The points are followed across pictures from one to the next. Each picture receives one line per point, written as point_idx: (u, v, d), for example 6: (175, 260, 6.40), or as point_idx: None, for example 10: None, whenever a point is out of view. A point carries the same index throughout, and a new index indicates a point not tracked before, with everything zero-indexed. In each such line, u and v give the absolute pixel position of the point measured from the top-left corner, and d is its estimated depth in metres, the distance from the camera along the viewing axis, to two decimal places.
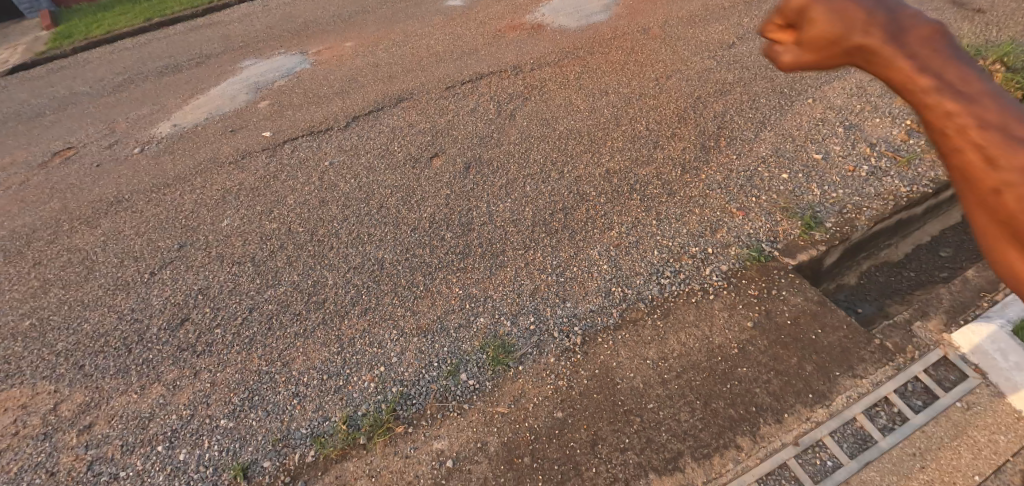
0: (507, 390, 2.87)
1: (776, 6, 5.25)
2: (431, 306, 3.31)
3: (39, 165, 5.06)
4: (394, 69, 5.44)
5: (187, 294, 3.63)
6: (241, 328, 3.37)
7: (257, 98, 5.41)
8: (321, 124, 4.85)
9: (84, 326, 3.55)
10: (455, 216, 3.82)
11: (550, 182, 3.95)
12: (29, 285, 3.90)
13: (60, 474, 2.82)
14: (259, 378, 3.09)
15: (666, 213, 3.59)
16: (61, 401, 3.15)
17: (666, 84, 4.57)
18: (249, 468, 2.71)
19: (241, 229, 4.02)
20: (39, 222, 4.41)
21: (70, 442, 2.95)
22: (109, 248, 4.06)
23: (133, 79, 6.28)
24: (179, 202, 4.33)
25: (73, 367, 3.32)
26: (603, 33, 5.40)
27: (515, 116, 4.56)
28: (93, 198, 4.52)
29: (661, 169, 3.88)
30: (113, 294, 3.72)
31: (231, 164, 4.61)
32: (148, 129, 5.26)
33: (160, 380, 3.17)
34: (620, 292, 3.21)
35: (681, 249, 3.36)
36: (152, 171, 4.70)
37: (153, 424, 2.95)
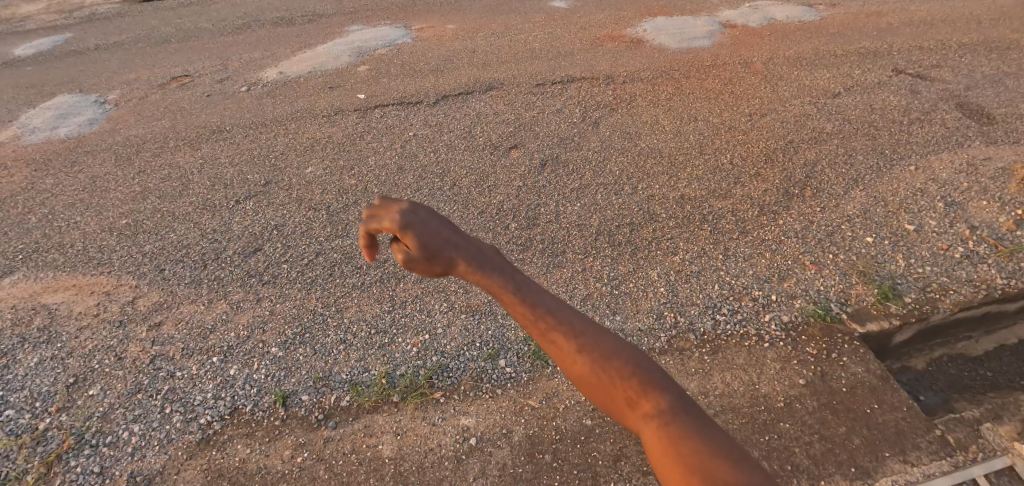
0: (541, 386, 2.88)
1: (892, 64, 5.02)
2: (483, 289, 3.38)
3: (159, 84, 5.52)
4: (490, 57, 5.58)
5: (264, 228, 3.86)
6: (306, 269, 3.55)
7: (359, 61, 5.67)
8: (413, 96, 5.04)
9: (170, 235, 3.84)
10: (523, 209, 3.88)
11: (622, 195, 3.94)
12: (131, 189, 4.26)
13: (126, 360, 3.07)
14: (313, 317, 3.26)
15: (734, 251, 3.51)
16: (138, 297, 3.43)
17: (759, 122, 4.47)
18: (289, 398, 2.86)
19: (322, 178, 4.23)
20: (149, 135, 4.81)
21: (139, 334, 3.21)
22: (205, 171, 4.37)
23: (252, 24, 6.73)
24: (272, 142, 4.61)
25: (155, 269, 3.61)
26: (703, 60, 5.33)
27: (600, 125, 4.58)
28: (199, 124, 4.88)
29: (738, 206, 3.80)
30: (200, 213, 4.01)
31: (324, 118, 4.86)
32: (257, 71, 5.62)
33: (226, 298, 3.40)
34: (672, 319, 3.16)
35: (743, 290, 3.28)
36: (254, 110, 5.02)
37: (213, 336, 3.17)
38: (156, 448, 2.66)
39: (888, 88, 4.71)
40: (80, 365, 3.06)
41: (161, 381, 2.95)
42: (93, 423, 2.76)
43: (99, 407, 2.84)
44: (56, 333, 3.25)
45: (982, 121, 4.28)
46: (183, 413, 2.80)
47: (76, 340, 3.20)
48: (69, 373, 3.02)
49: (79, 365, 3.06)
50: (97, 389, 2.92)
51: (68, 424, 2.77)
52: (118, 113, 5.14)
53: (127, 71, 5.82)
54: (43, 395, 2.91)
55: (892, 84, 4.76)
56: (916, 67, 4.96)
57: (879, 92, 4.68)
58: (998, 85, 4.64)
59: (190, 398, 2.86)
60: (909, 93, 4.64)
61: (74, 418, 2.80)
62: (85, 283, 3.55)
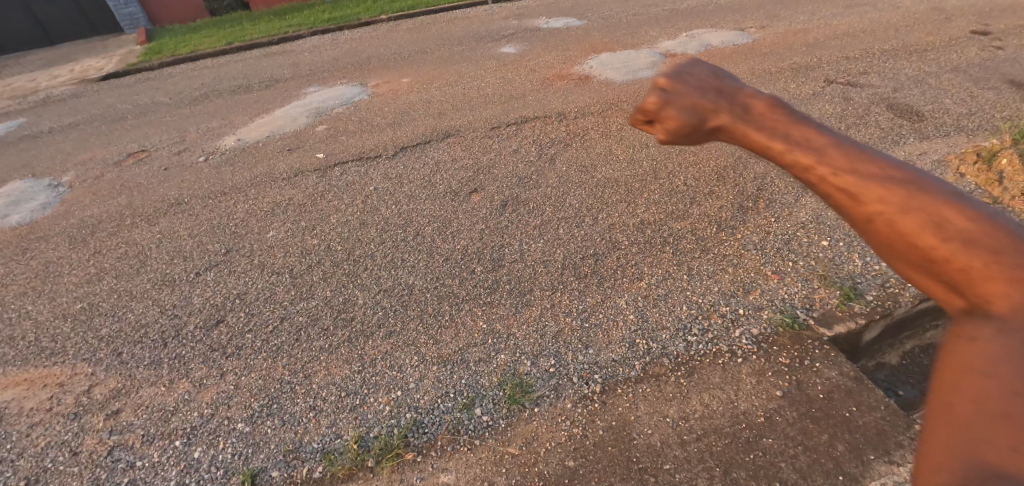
0: (520, 431, 2.82)
1: (825, 75, 5.27)
2: (453, 336, 3.34)
3: (113, 163, 5.48)
4: (444, 106, 5.69)
5: (226, 298, 3.78)
6: (271, 336, 3.47)
7: (315, 122, 5.73)
8: (370, 150, 5.09)
9: (127, 316, 3.73)
10: (487, 251, 3.89)
11: (584, 226, 3.98)
12: (86, 272, 4.16)
13: (82, 455, 2.92)
14: (279, 387, 3.16)
15: (698, 269, 3.54)
16: (95, 385, 3.30)
17: (708, 143, 4.60)
18: (257, 475, 2.74)
19: (284, 241, 4.20)
20: (104, 214, 4.73)
21: (96, 425, 3.07)
22: (163, 246, 4.29)
23: (207, 95, 6.78)
24: (231, 210, 4.58)
25: (112, 353, 3.48)
26: (649, 89, 5.52)
27: (555, 160, 4.66)
28: (155, 198, 4.83)
29: (697, 225, 3.86)
30: (158, 289, 3.91)
31: (283, 180, 4.86)
32: (214, 140, 5.62)
33: (188, 376, 3.28)
34: (645, 345, 3.13)
35: (711, 307, 3.28)
36: (212, 179, 5.00)
37: (175, 418, 3.05)
38: None
39: (824, 98, 4.93)
40: (31, 465, 2.91)
41: (120, 474, 2.81)
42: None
43: None
44: (7, 433, 3.09)
45: (914, 118, 4.48)
46: None
47: (28, 438, 3.05)
48: (20, 476, 2.87)
49: (31, 466, 2.90)
50: None
51: None
52: (72, 196, 5.06)
53: (80, 153, 5.77)
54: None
55: (827, 93, 4.98)
56: (847, 75, 5.21)
57: (817, 102, 4.89)
58: (923, 84, 4.89)
59: None
60: (843, 100, 4.85)
61: None
62: (36, 376, 3.40)
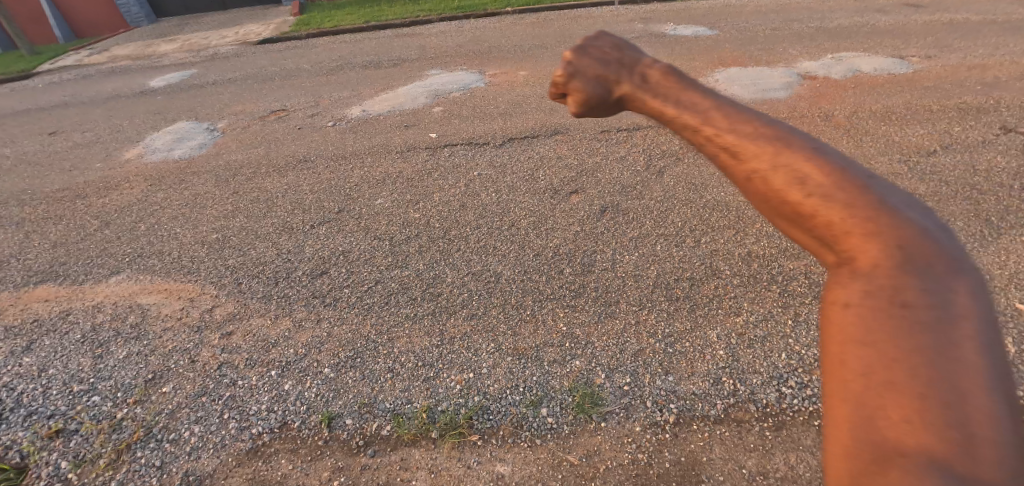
0: (582, 441, 2.76)
1: (998, 121, 4.62)
2: (532, 332, 3.34)
3: (259, 117, 6.07)
4: (558, 102, 5.70)
5: (332, 252, 4.06)
6: (364, 295, 3.69)
7: (434, 103, 5.97)
8: (481, 137, 5.22)
9: (251, 252, 4.13)
10: (579, 254, 3.85)
11: (684, 247, 3.82)
12: (223, 208, 4.65)
13: (198, 363, 3.29)
14: (365, 343, 3.35)
15: (806, 317, 3.24)
16: (216, 306, 3.69)
17: None
18: (334, 419, 2.93)
19: (389, 210, 4.43)
20: (245, 160, 5.26)
21: (212, 341, 3.43)
22: (287, 196, 4.70)
23: (343, 66, 7.31)
24: (348, 174, 4.91)
25: (234, 281, 3.88)
26: (779, 111, 5.17)
27: (664, 174, 4.50)
28: (287, 153, 5.29)
29: (812, 268, 3.54)
30: (279, 234, 4.29)
31: (397, 153, 5.13)
32: (343, 109, 6.05)
33: (291, 316, 3.57)
34: (731, 386, 2.93)
35: (814, 362, 2.98)
36: (336, 143, 5.39)
37: (274, 350, 3.34)
38: (211, 450, 2.82)
39: (992, 148, 4.32)
40: (159, 363, 3.32)
41: (224, 387, 3.13)
42: (161, 419, 2.99)
43: (169, 404, 3.07)
44: (145, 331, 3.55)
45: None
46: (238, 421, 2.95)
47: (159, 339, 3.48)
48: (149, 369, 3.29)
49: (159, 363, 3.32)
50: (170, 387, 3.16)
51: (142, 416, 3.02)
52: (223, 140, 5.68)
53: (234, 104, 6.46)
54: (124, 387, 3.19)
55: (997, 143, 4.36)
56: None
57: (983, 151, 4.31)
58: None
59: (246, 407, 3.02)
60: (1017, 154, 4.23)
61: (148, 412, 3.04)
62: (173, 288, 3.87)
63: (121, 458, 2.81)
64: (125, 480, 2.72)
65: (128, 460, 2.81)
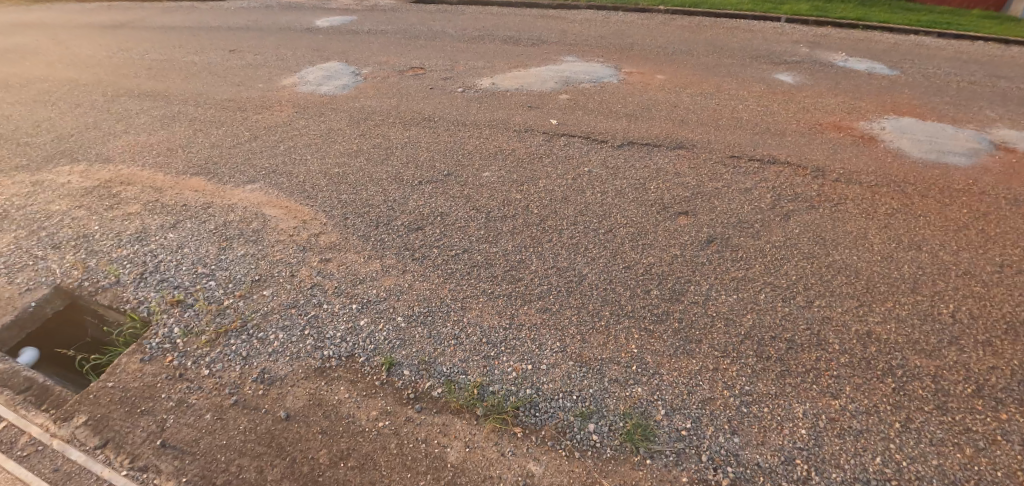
0: (621, 471, 2.64)
1: None
2: (601, 344, 3.24)
3: (398, 71, 6.37)
4: (690, 115, 5.37)
5: (431, 212, 4.20)
6: (450, 260, 3.78)
7: (561, 90, 5.88)
8: (600, 134, 5.07)
9: (361, 193, 4.39)
10: (670, 279, 3.64)
11: (792, 303, 3.46)
12: (349, 147, 4.97)
13: (296, 278, 3.59)
14: (440, 304, 3.45)
15: (921, 425, 2.78)
16: (322, 233, 3.98)
17: (1011, 278, 3.57)
18: (393, 366, 3.06)
19: (493, 185, 4.47)
20: (378, 108, 5.57)
21: (312, 262, 3.72)
22: (405, 149, 4.92)
23: (486, 37, 7.43)
24: (465, 141, 5.02)
25: (342, 215, 4.15)
26: (953, 180, 4.46)
27: (790, 218, 4.09)
28: (415, 109, 5.52)
29: (945, 370, 3.04)
30: (389, 182, 4.51)
31: (515, 131, 5.14)
32: (474, 78, 6.16)
33: (381, 259, 3.76)
34: (804, 472, 2.61)
35: (914, 478, 2.55)
36: (460, 109, 5.52)
37: (360, 287, 3.54)
38: (287, 358, 3.09)
39: None
40: (267, 268, 3.67)
41: (311, 306, 3.39)
42: (256, 317, 3.32)
43: (264, 306, 3.39)
44: (263, 237, 3.94)
45: None
46: (315, 340, 3.19)
47: (272, 248, 3.84)
48: (258, 272, 3.64)
49: (266, 269, 3.66)
50: (269, 292, 3.48)
51: (242, 310, 3.37)
52: (364, 85, 6.06)
53: (381, 54, 6.84)
54: (236, 281, 3.57)
55: None
56: None
57: None
58: None
59: (324, 329, 3.25)
60: None
61: (247, 307, 3.38)
62: (292, 208, 4.23)
63: (217, 340, 3.18)
64: (215, 360, 3.07)
65: (221, 344, 3.16)
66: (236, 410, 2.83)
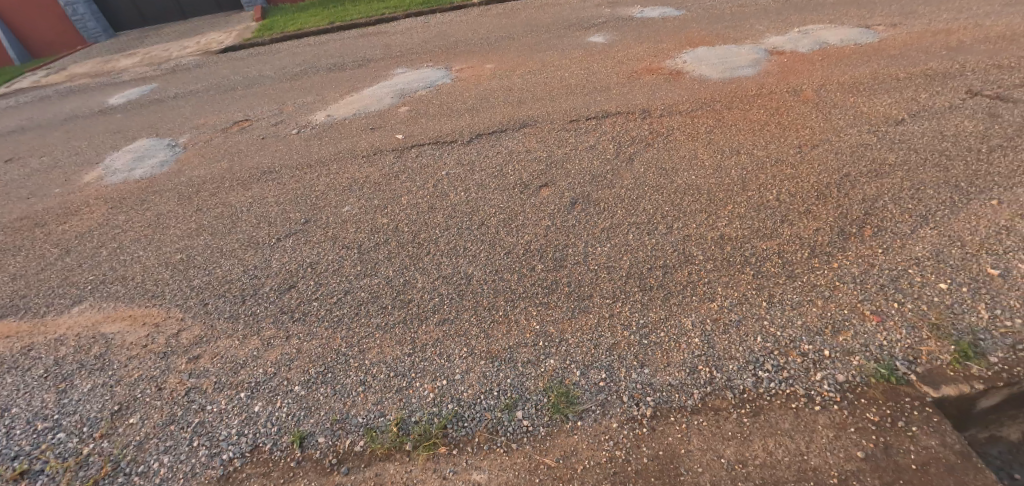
0: (558, 443, 2.69)
1: (967, 85, 4.50)
2: (505, 333, 3.25)
3: (222, 129, 5.95)
4: (525, 94, 5.58)
5: (300, 265, 3.97)
6: (334, 307, 3.60)
7: (400, 103, 5.85)
8: (448, 135, 5.10)
9: (216, 270, 4.04)
10: (550, 249, 3.75)
11: (656, 234, 3.72)
12: (187, 226, 4.55)
13: (165, 391, 3.21)
14: (336, 357, 3.26)
15: (781, 297, 3.15)
16: (182, 329, 3.60)
17: (810, 154, 4.11)
18: (306, 439, 2.86)
19: (357, 217, 4.33)
20: (209, 176, 5.15)
21: (179, 366, 3.35)
22: (252, 210, 4.60)
23: (309, 71, 7.16)
24: (315, 182, 4.81)
25: (199, 303, 3.78)
26: (747, 89, 5.05)
27: (634, 160, 4.39)
28: (252, 165, 5.19)
29: (785, 246, 3.44)
30: (245, 249, 4.19)
31: (364, 158, 5.02)
32: (308, 115, 5.93)
33: (259, 334, 3.49)
34: (707, 374, 2.85)
35: (789, 343, 2.91)
36: (301, 151, 5.28)
37: (243, 372, 3.25)
38: (181, 480, 2.75)
39: (962, 112, 4.19)
40: (125, 393, 3.24)
41: (192, 414, 3.05)
42: (129, 452, 2.92)
43: (136, 435, 2.99)
44: (110, 360, 3.47)
45: None
46: (208, 448, 2.88)
47: (125, 368, 3.40)
48: (115, 401, 3.20)
49: (125, 394, 3.23)
50: (136, 418, 3.08)
51: (108, 451, 2.94)
52: (185, 156, 5.57)
53: (198, 118, 6.34)
54: (90, 421, 3.10)
55: (967, 107, 4.24)
56: (996, 86, 4.41)
57: (953, 117, 4.18)
58: None
59: (216, 432, 2.94)
60: (987, 117, 4.09)
61: (114, 445, 2.96)
62: (138, 315, 3.77)
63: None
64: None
65: None
66: None
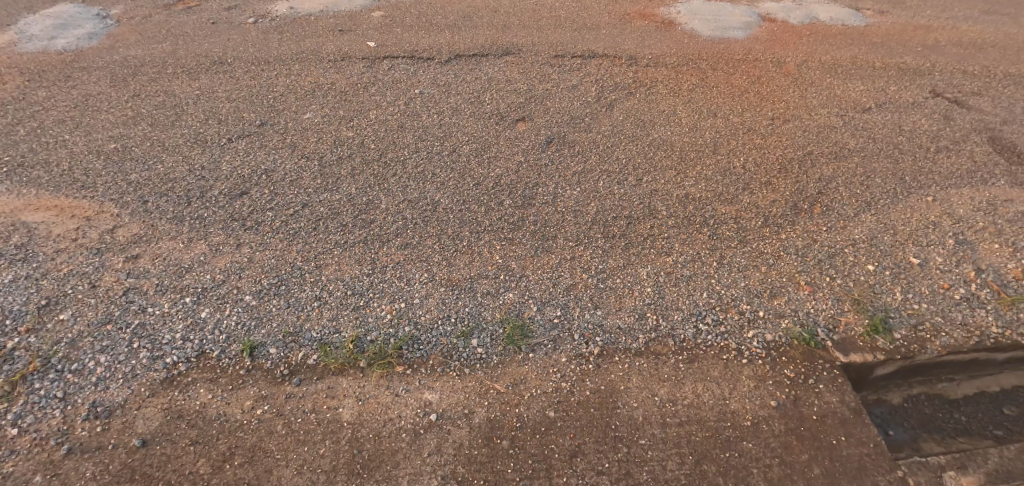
0: (509, 371, 2.84)
1: (931, 85, 4.75)
2: (467, 264, 3.31)
3: (164, 5, 5.35)
4: (511, 20, 5.37)
5: (254, 171, 3.77)
6: (291, 219, 3.49)
7: (374, 6, 5.51)
8: (425, 51, 4.87)
9: (157, 167, 3.76)
10: (520, 186, 3.77)
11: (624, 185, 3.81)
12: (123, 113, 4.15)
13: (100, 289, 3.06)
14: (291, 270, 3.21)
15: (730, 260, 3.39)
16: (118, 226, 3.39)
17: (781, 128, 4.28)
18: (256, 349, 2.85)
19: (320, 126, 4.12)
20: (149, 57, 4.66)
21: (115, 265, 3.18)
22: (200, 103, 4.25)
23: None
24: (274, 81, 4.48)
25: (138, 200, 3.54)
26: (735, 52, 5.10)
27: (613, 108, 4.40)
28: (200, 52, 4.73)
29: (742, 213, 3.66)
30: (191, 147, 3.91)
31: (330, 62, 4.71)
32: (267, 4, 5.47)
33: (206, 239, 3.35)
34: (654, 321, 3.07)
35: (730, 301, 3.17)
36: (260, 44, 4.87)
37: (189, 276, 3.15)
38: (120, 381, 2.68)
39: (922, 110, 4.46)
40: (52, 288, 3.05)
41: (131, 315, 2.94)
42: (60, 349, 2.77)
43: (67, 333, 2.85)
44: (34, 251, 3.22)
45: (1012, 159, 4.04)
46: (150, 350, 2.80)
47: (52, 261, 3.18)
48: (41, 295, 3.01)
49: (52, 289, 3.05)
50: (68, 315, 2.92)
51: (35, 346, 2.78)
52: (120, 30, 4.98)
53: None
54: (13, 314, 2.91)
55: (927, 106, 4.51)
56: (956, 91, 4.69)
57: (912, 113, 4.44)
58: None
59: (158, 336, 2.86)
60: (941, 119, 4.38)
61: (42, 341, 2.80)
62: (66, 205, 3.49)
63: (16, 390, 2.60)
64: (22, 413, 2.52)
65: (24, 393, 2.60)
66: (74, 458, 2.40)
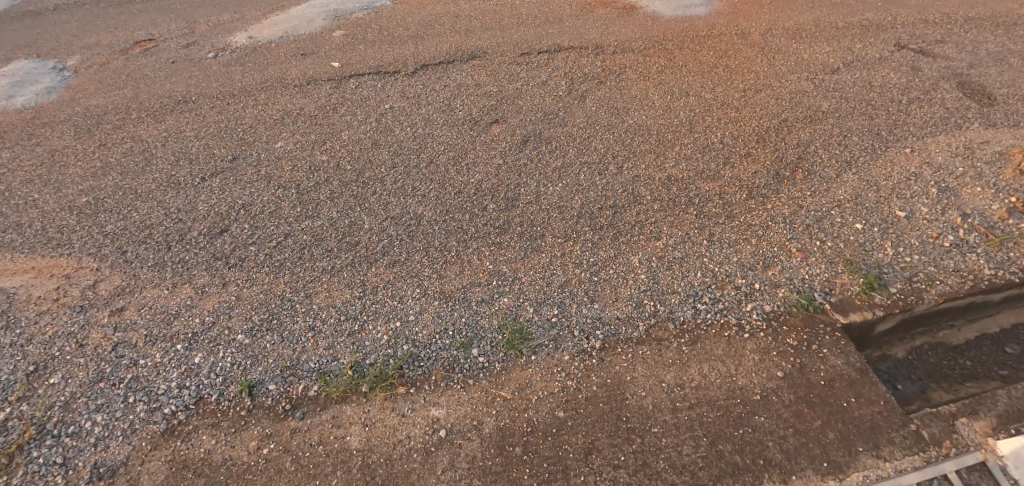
0: (514, 376, 2.81)
1: (895, 38, 4.77)
2: (458, 273, 3.28)
3: (121, 50, 5.26)
4: (472, 23, 5.34)
5: (232, 207, 3.71)
6: (274, 251, 3.43)
7: (333, 26, 5.47)
8: (390, 64, 4.83)
9: (133, 215, 3.69)
10: (502, 189, 3.74)
11: (606, 175, 3.80)
12: (90, 165, 4.07)
13: (88, 347, 2.99)
14: (281, 303, 3.16)
15: (719, 236, 3.38)
16: (100, 280, 3.32)
17: (754, 98, 4.28)
18: (255, 387, 2.79)
19: (293, 153, 4.07)
20: (111, 105, 4.58)
21: (101, 320, 3.11)
22: (169, 145, 4.18)
23: None
24: (240, 113, 4.42)
25: (117, 251, 3.48)
26: (699, 29, 5.11)
27: (585, 99, 4.38)
28: (162, 94, 4.66)
29: (726, 188, 3.65)
30: (164, 191, 3.84)
31: (295, 88, 4.65)
32: (225, 36, 5.40)
33: (191, 282, 3.29)
34: (652, 307, 3.05)
35: (725, 278, 3.16)
36: (221, 78, 4.80)
37: (177, 322, 3.08)
38: (119, 439, 2.62)
39: (889, 64, 4.48)
40: (39, 353, 2.98)
41: (123, 370, 2.88)
42: (54, 414, 2.71)
43: (59, 396, 2.78)
44: (15, 318, 3.15)
45: (983, 101, 4.06)
46: (146, 403, 2.74)
47: (35, 325, 3.11)
48: (28, 361, 2.94)
49: (38, 353, 2.97)
50: (57, 378, 2.85)
51: (27, 414, 2.71)
52: (77, 81, 4.89)
53: (87, 35, 5.54)
54: (1, 384, 2.83)
55: (894, 60, 4.53)
56: (920, 41, 4.71)
57: (880, 68, 4.46)
58: (1003, 63, 4.38)
59: (153, 387, 2.80)
60: (909, 70, 4.41)
61: (34, 408, 2.73)
62: (43, 266, 3.41)
63: (13, 462, 2.53)
64: (22, 485, 2.46)
65: (22, 464, 2.53)
66: None
